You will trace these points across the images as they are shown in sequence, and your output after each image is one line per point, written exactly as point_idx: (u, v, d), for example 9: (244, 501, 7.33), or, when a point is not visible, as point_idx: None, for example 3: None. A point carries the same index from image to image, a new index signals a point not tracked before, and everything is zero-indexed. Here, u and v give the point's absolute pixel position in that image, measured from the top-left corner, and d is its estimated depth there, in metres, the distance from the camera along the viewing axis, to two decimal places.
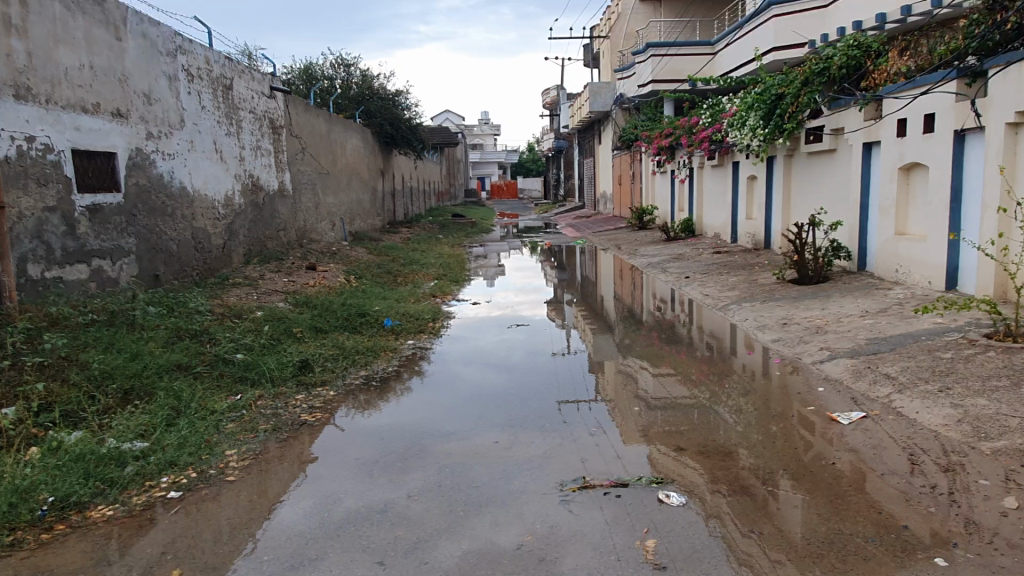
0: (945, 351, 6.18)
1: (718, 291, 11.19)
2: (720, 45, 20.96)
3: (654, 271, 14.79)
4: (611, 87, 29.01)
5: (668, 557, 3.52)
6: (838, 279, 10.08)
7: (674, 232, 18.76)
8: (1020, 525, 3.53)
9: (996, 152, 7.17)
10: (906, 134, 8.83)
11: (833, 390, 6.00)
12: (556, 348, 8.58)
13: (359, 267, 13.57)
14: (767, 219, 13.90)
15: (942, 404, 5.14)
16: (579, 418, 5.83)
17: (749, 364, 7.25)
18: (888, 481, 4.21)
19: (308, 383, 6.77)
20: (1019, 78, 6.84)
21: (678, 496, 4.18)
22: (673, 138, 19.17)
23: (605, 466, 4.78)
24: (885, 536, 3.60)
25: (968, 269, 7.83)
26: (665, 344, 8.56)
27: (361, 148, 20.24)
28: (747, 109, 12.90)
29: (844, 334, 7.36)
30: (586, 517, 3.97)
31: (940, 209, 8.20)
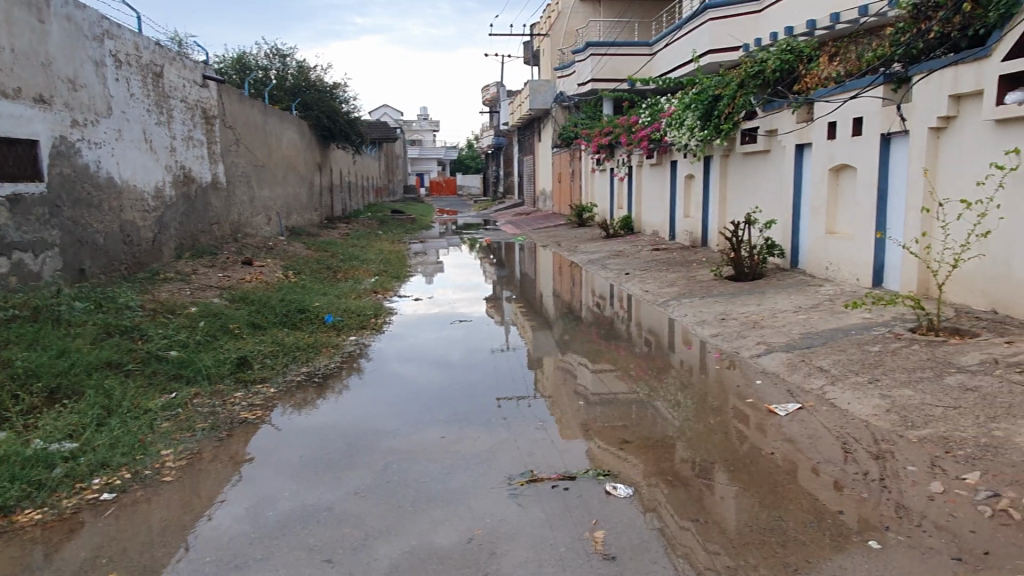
0: (873, 345, 6.45)
1: (657, 287, 11.40)
2: (658, 46, 21.36)
3: (594, 268, 14.97)
4: (551, 85, 29.21)
5: (616, 548, 3.57)
6: (772, 275, 10.40)
7: (613, 230, 19.02)
8: (945, 508, 3.71)
9: (920, 155, 7.52)
10: (836, 136, 9.18)
11: (769, 383, 6.18)
12: (497, 344, 8.59)
13: (297, 263, 13.28)
14: (704, 218, 14.24)
15: (871, 395, 5.37)
16: (523, 414, 5.85)
17: (689, 359, 7.41)
18: (823, 470, 4.36)
19: (247, 380, 6.59)
20: (940, 84, 7.19)
21: (624, 488, 4.24)
22: (612, 137, 19.43)
23: (551, 460, 4.80)
24: (822, 522, 3.73)
25: (893, 267, 8.20)
26: (606, 339, 8.68)
27: (298, 141, 19.80)
28: (685, 109, 13.16)
29: (779, 329, 7.60)
30: (535, 511, 3.99)
31: (867, 209, 8.55)
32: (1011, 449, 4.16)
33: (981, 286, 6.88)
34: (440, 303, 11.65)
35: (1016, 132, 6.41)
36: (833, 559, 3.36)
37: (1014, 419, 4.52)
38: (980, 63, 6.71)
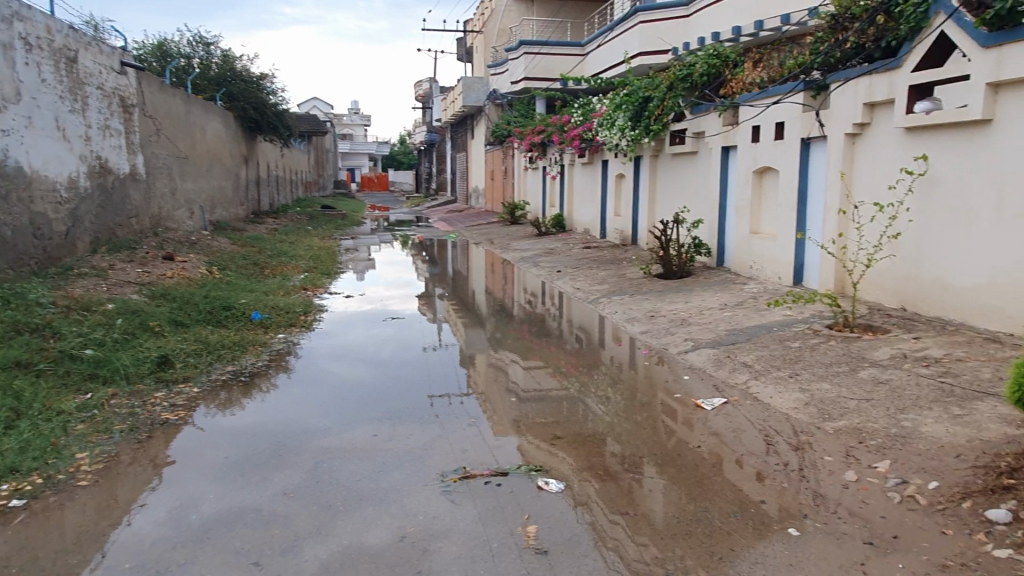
0: (793, 341, 6.72)
1: (588, 284, 11.56)
2: (590, 47, 21.64)
3: (526, 265, 15.06)
4: (485, 82, 29.22)
5: (548, 542, 3.61)
6: (698, 274, 10.70)
7: (545, 228, 19.17)
8: (858, 495, 3.91)
9: (837, 160, 7.87)
10: (760, 140, 9.51)
11: (696, 378, 6.36)
12: (429, 342, 8.56)
13: (222, 258, 12.87)
14: (634, 217, 14.52)
15: (791, 389, 5.59)
16: (456, 411, 5.85)
17: (619, 355, 7.55)
18: (747, 461, 4.52)
19: (168, 380, 6.36)
20: (855, 92, 7.54)
21: (556, 483, 4.30)
22: (544, 135, 19.60)
23: (483, 456, 4.82)
24: (746, 511, 3.87)
25: (812, 266, 8.55)
26: (539, 336, 8.75)
27: (223, 132, 19.19)
28: (616, 109, 13.40)
29: (705, 326, 7.82)
30: (468, 507, 4.00)
31: (788, 210, 8.90)
32: (918, 439, 4.41)
33: (892, 285, 7.25)
34: (372, 300, 11.51)
35: (924, 140, 6.77)
36: (755, 547, 3.49)
37: (921, 411, 4.80)
38: (892, 73, 7.07)
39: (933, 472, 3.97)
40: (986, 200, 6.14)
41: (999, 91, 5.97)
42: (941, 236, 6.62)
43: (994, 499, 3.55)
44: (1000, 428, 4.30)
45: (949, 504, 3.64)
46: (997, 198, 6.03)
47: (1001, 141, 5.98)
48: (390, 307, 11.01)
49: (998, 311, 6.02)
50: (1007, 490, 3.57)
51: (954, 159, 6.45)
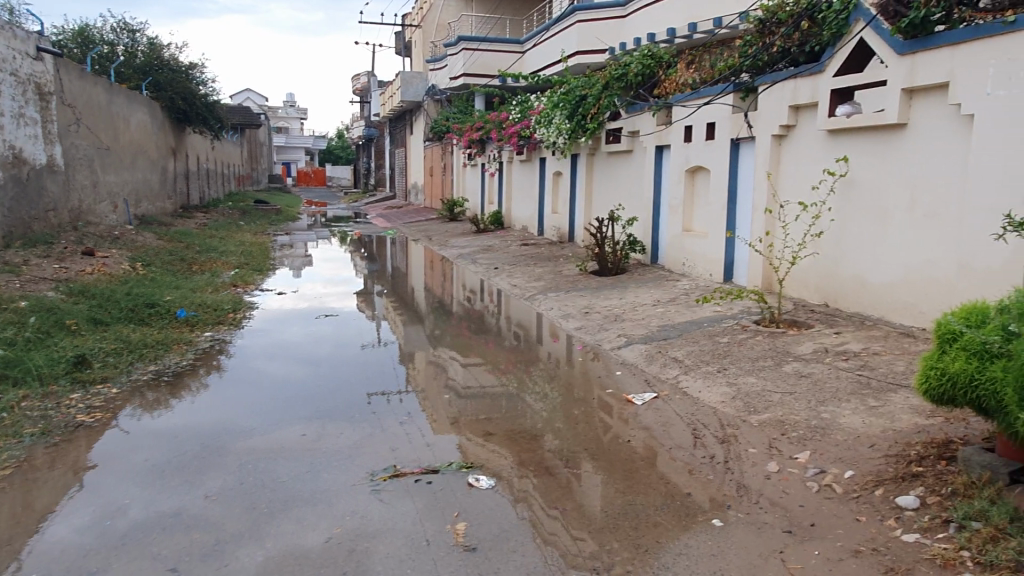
0: (722, 336, 6.89)
1: (525, 281, 11.60)
2: (528, 45, 21.69)
3: (464, 262, 15.01)
4: (423, 77, 28.99)
5: (476, 539, 3.60)
6: (633, 271, 10.86)
7: (483, 225, 19.16)
8: (779, 485, 4.03)
9: (764, 160, 8.10)
10: (692, 139, 9.72)
11: (628, 373, 6.46)
12: (366, 339, 8.43)
13: (146, 254, 12.39)
14: (571, 214, 14.65)
15: (719, 383, 5.73)
16: (392, 409, 5.77)
17: (554, 352, 7.60)
18: (675, 455, 4.61)
19: (85, 380, 6.08)
20: (781, 95, 7.78)
21: (486, 480, 4.29)
22: (483, 132, 19.58)
23: (415, 454, 4.77)
24: (672, 503, 3.95)
25: (741, 264, 8.78)
26: (476, 333, 8.73)
27: (149, 123, 18.48)
28: (553, 107, 13.49)
29: (638, 322, 7.94)
30: (396, 506, 3.95)
31: (718, 209, 9.11)
32: (837, 430, 4.58)
33: (816, 282, 7.51)
34: (306, 297, 11.27)
35: (845, 142, 7.03)
36: (680, 538, 3.56)
37: (840, 403, 4.98)
38: (815, 77, 7.32)
39: (850, 462, 4.13)
40: (901, 201, 6.41)
41: (913, 97, 6.23)
42: (860, 235, 6.89)
43: (904, 486, 3.71)
44: (912, 418, 4.50)
45: (863, 491, 3.79)
46: (910, 199, 6.30)
47: (914, 144, 6.25)
48: (326, 304, 10.81)
49: (912, 307, 6.30)
50: (916, 477, 3.74)
51: (872, 161, 6.71)
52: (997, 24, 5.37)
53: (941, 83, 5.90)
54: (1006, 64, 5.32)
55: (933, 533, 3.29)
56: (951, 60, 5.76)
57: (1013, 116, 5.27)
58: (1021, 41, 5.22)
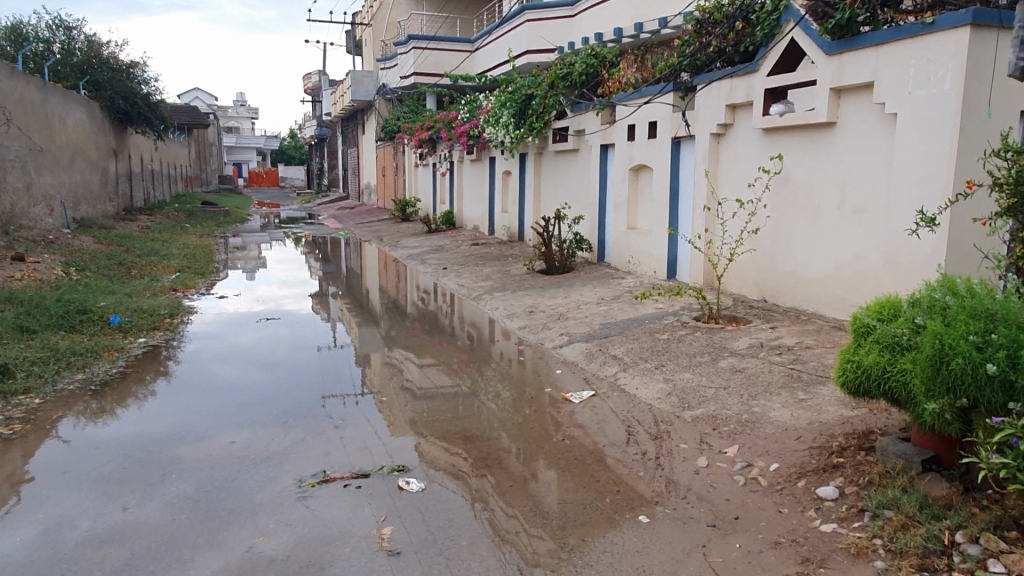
0: (662, 333, 6.97)
1: (473, 281, 11.57)
2: (478, 44, 21.63)
3: (414, 263, 14.90)
4: (374, 75, 28.68)
5: (402, 543, 3.56)
6: (580, 269, 10.92)
7: (435, 224, 19.07)
8: (707, 480, 4.08)
9: (702, 158, 8.21)
10: (635, 138, 9.82)
11: (568, 371, 6.48)
12: (323, 342, 8.29)
13: (81, 258, 12.00)
14: (520, 213, 14.67)
15: (656, 380, 5.80)
16: (345, 414, 5.68)
17: (504, 351, 7.59)
18: (608, 452, 4.64)
19: (6, 392, 5.84)
20: (718, 95, 7.90)
21: (417, 482, 4.25)
22: (433, 132, 19.48)
23: (347, 458, 4.71)
24: (601, 501, 3.97)
25: (684, 261, 8.89)
26: (429, 334, 8.66)
27: (86, 123, 17.91)
28: (501, 106, 13.49)
29: (581, 320, 7.99)
30: (324, 512, 3.89)
31: (661, 207, 9.21)
32: (766, 423, 4.66)
33: (754, 277, 7.65)
34: (260, 300, 11.06)
35: (779, 141, 7.17)
36: (605, 536, 3.58)
37: (770, 396, 5.07)
38: (749, 76, 7.46)
39: (776, 454, 4.21)
40: (831, 197, 6.56)
41: (841, 96, 6.39)
42: (794, 232, 7.03)
43: (825, 477, 3.80)
44: (837, 410, 4.61)
45: (787, 483, 3.86)
46: (840, 196, 6.45)
47: (843, 142, 6.40)
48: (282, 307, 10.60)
49: (844, 301, 6.45)
50: (836, 468, 3.83)
51: (804, 159, 6.86)
52: (916, 25, 5.53)
53: (866, 83, 6.06)
54: (925, 65, 5.48)
55: (849, 522, 3.38)
56: (875, 61, 5.92)
57: (932, 115, 5.43)
58: (938, 42, 5.38)
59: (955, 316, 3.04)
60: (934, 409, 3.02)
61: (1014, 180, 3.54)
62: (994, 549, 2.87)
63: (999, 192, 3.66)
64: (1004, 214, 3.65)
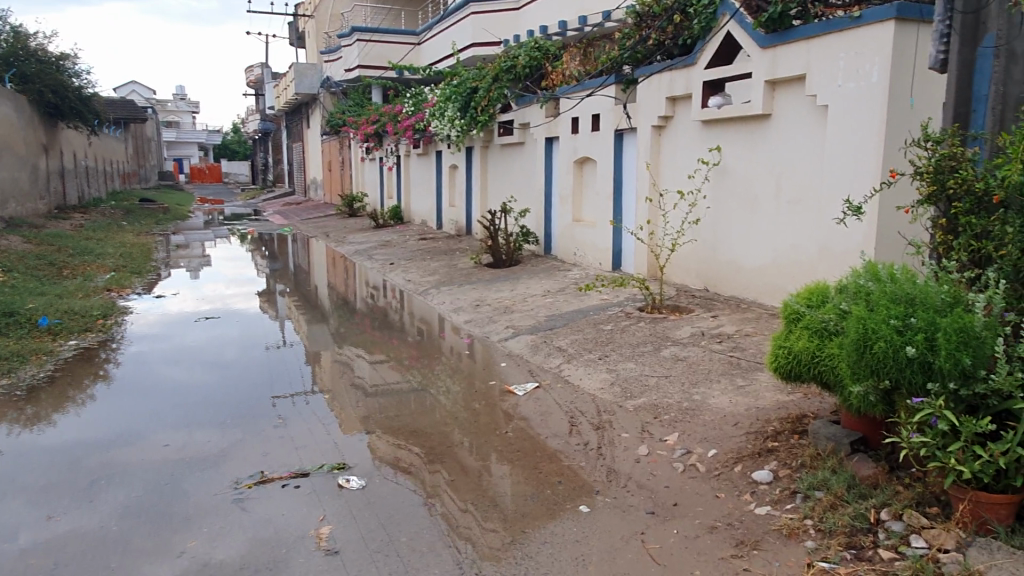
0: (606, 324, 7.03)
1: (420, 276, 11.49)
2: (423, 36, 21.41)
3: (361, 258, 14.72)
4: (317, 68, 28.14)
5: (340, 542, 3.51)
6: (527, 262, 10.94)
7: (383, 219, 18.87)
8: (647, 468, 4.13)
9: (644, 151, 8.30)
10: (579, 131, 9.86)
11: (513, 364, 6.49)
12: (270, 340, 8.11)
13: (9, 258, 11.49)
14: (468, 207, 14.62)
15: (599, 370, 5.84)
16: (294, 412, 5.57)
17: (453, 345, 7.55)
18: (550, 443, 4.66)
19: None
20: (659, 88, 7.99)
21: (357, 480, 4.20)
22: (379, 125, 19.24)
23: (287, 458, 4.62)
24: (542, 493, 3.98)
25: (628, 252, 8.99)
26: (378, 330, 8.56)
27: (13, 118, 17.14)
28: (446, 100, 13.40)
29: (527, 313, 8.00)
30: (260, 514, 3.81)
31: (605, 199, 9.28)
32: (705, 410, 4.74)
33: (695, 267, 7.77)
34: (206, 299, 10.78)
35: (717, 133, 7.29)
36: (546, 527, 3.60)
37: (710, 384, 5.16)
38: (688, 69, 7.55)
39: (714, 441, 4.28)
40: (768, 188, 6.70)
41: (776, 88, 6.52)
42: (733, 222, 7.16)
43: (760, 461, 3.88)
44: (773, 395, 4.71)
45: (724, 468, 3.93)
46: (776, 186, 6.60)
47: (777, 134, 6.55)
48: (230, 306, 10.34)
49: (781, 288, 6.60)
50: (771, 452, 3.92)
51: (741, 151, 6.99)
52: (844, 19, 5.68)
53: (799, 75, 6.21)
54: (854, 57, 5.62)
55: (782, 504, 3.46)
56: (807, 54, 6.06)
57: (860, 107, 5.59)
58: (865, 35, 5.53)
59: (877, 300, 3.14)
60: (860, 391, 3.12)
61: (934, 168, 3.64)
62: (916, 525, 2.99)
63: (919, 180, 3.76)
64: (924, 201, 3.74)
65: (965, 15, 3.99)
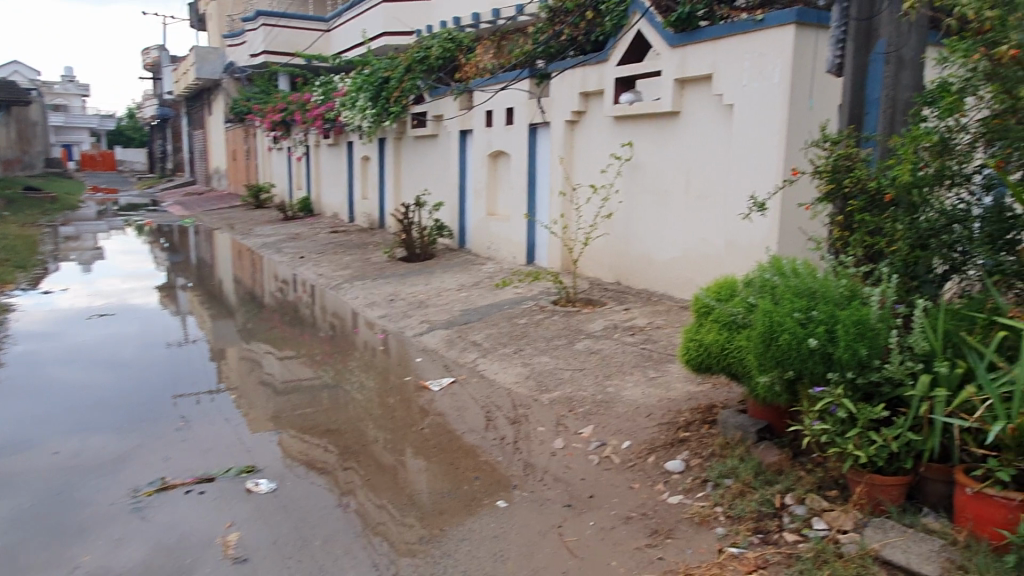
0: (521, 317, 7.05)
1: (332, 270, 11.20)
2: (332, 23, 20.85)
3: (269, 251, 14.22)
4: (220, 52, 26.93)
5: (249, 549, 3.37)
6: (441, 255, 10.85)
7: (291, 211, 18.28)
8: (564, 461, 4.17)
9: (558, 145, 8.36)
10: (493, 124, 9.84)
11: (428, 359, 6.41)
12: (171, 337, 7.71)
13: None
14: (380, 199, 14.36)
15: (515, 364, 5.85)
16: (198, 413, 5.31)
17: (367, 340, 7.40)
18: (466, 439, 4.62)
19: None
20: (572, 83, 8.07)
21: (267, 483, 4.05)
22: (286, 114, 18.62)
23: (190, 462, 4.40)
24: (460, 489, 3.95)
25: (542, 246, 9.05)
26: (288, 325, 8.29)
27: None
28: (356, 89, 13.09)
29: (442, 307, 7.93)
30: (161, 523, 3.61)
31: (519, 193, 9.31)
32: (618, 402, 4.82)
33: (608, 261, 7.90)
34: (99, 294, 10.15)
35: (628, 129, 7.43)
36: (463, 524, 3.57)
37: (622, 376, 5.26)
38: (600, 66, 7.65)
39: (628, 432, 4.36)
40: (677, 184, 6.88)
41: (685, 86, 6.70)
42: (644, 216, 7.32)
43: (672, 451, 3.98)
44: (683, 386, 4.84)
45: (638, 459, 4.01)
46: (685, 182, 6.78)
47: (686, 131, 6.72)
48: (126, 301, 9.77)
49: (690, 281, 6.80)
50: (682, 443, 4.03)
51: (652, 147, 7.14)
52: (748, 21, 5.88)
53: (705, 75, 6.39)
54: (758, 59, 5.83)
55: (693, 492, 3.56)
56: (714, 54, 6.25)
57: (763, 106, 5.81)
58: (767, 38, 5.75)
59: (782, 294, 3.26)
60: (766, 381, 3.24)
61: (832, 168, 3.81)
62: (818, 508, 3.14)
63: (818, 178, 3.91)
64: (823, 199, 3.88)
65: (859, 22, 4.18)
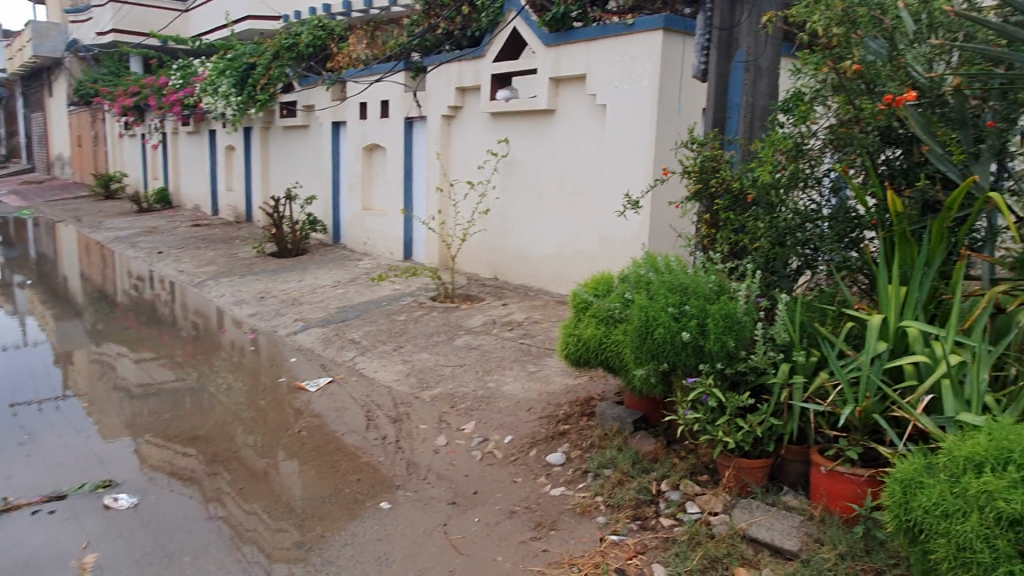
0: (400, 314, 6.95)
1: (194, 266, 10.56)
2: (190, 3, 19.61)
3: (121, 246, 13.19)
4: (61, 28, 24.62)
5: (109, 571, 3.11)
6: (314, 251, 10.49)
7: (147, 202, 17.03)
8: (447, 458, 4.15)
9: (434, 140, 8.30)
10: (367, 117, 9.63)
11: (303, 359, 6.18)
12: (8, 341, 6.97)
13: None
14: (246, 191, 13.69)
15: (394, 362, 5.76)
16: (44, 424, 4.84)
17: (235, 340, 7.03)
18: (346, 440, 4.50)
19: None
20: (448, 77, 8.03)
21: (128, 497, 3.76)
22: (139, 98, 17.32)
23: (36, 479, 4.00)
24: (341, 492, 3.84)
25: (419, 242, 8.97)
26: (146, 326, 7.73)
27: None
28: (219, 75, 12.38)
29: (316, 305, 7.68)
30: (3, 549, 3.26)
31: (395, 187, 9.17)
32: (499, 397, 4.86)
33: (485, 256, 7.93)
34: None
35: (504, 125, 7.49)
36: (346, 529, 3.47)
37: (503, 371, 5.30)
38: (476, 61, 7.66)
39: (510, 427, 4.40)
40: (553, 181, 7.02)
41: (560, 85, 6.83)
42: (521, 212, 7.42)
43: (553, 444, 4.06)
44: (562, 380, 4.96)
45: (520, 453, 4.06)
46: (560, 179, 6.93)
47: (561, 129, 6.87)
48: None
49: (566, 276, 6.96)
50: (563, 435, 4.12)
51: (527, 144, 7.23)
52: (619, 25, 6.08)
53: (579, 75, 6.55)
54: (629, 61, 6.04)
55: (575, 484, 3.65)
56: (587, 55, 6.41)
57: (634, 107, 6.03)
58: (637, 41, 5.98)
59: (657, 290, 3.40)
60: (642, 374, 3.37)
61: (699, 168, 4.01)
62: (691, 493, 3.31)
63: (686, 178, 4.10)
64: (691, 198, 4.09)
65: (721, 31, 4.44)
